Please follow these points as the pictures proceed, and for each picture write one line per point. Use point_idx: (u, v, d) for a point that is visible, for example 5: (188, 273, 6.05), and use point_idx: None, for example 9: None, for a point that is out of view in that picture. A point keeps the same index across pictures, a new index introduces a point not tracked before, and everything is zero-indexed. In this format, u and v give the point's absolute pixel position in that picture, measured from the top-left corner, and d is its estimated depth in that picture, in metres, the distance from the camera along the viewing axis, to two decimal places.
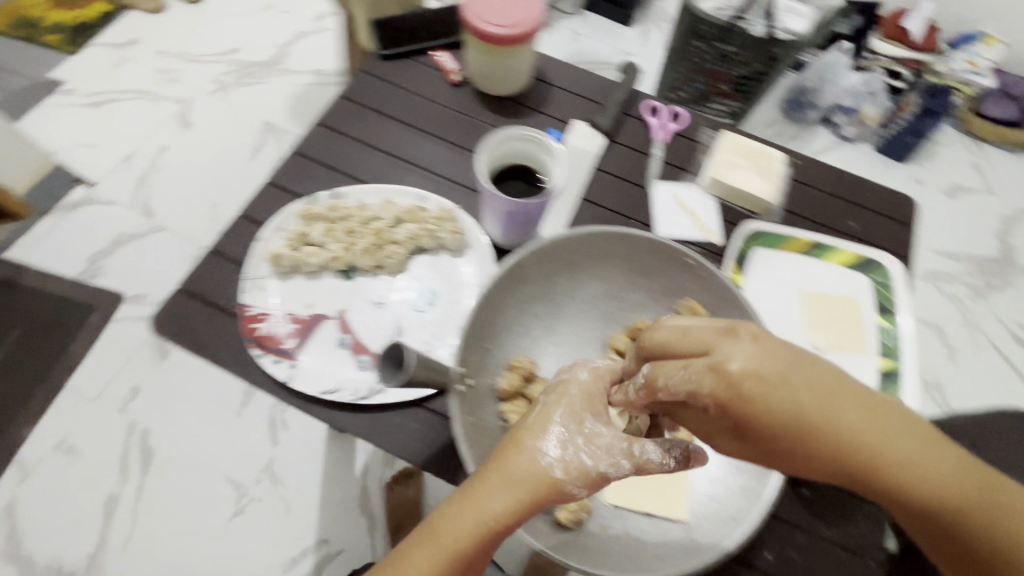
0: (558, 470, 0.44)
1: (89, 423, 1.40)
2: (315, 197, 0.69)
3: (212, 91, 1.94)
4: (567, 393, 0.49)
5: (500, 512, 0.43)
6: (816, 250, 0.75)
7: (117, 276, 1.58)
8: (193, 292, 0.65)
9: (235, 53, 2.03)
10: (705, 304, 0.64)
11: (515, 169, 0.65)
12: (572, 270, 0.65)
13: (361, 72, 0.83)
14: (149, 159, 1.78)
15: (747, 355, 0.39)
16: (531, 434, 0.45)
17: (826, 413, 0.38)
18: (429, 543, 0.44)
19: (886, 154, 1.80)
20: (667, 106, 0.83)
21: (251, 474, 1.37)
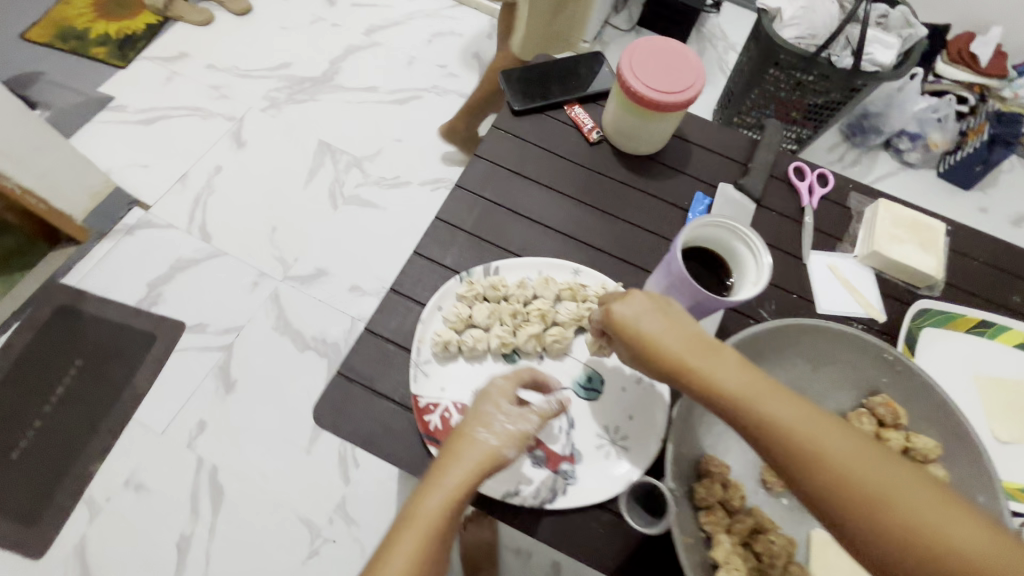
0: (485, 433, 0.52)
1: (158, 459, 1.28)
2: (471, 273, 0.66)
3: (266, 110, 1.75)
4: (488, 391, 0.55)
5: (458, 483, 0.48)
6: (987, 328, 0.71)
7: (178, 304, 1.44)
8: (352, 377, 0.62)
9: (286, 68, 1.83)
10: (897, 398, 0.61)
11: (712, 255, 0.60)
12: (757, 361, 0.61)
13: (497, 130, 0.80)
14: (204, 181, 1.61)
15: (642, 313, 0.50)
16: (480, 423, 0.52)
17: (687, 352, 0.48)
18: (404, 531, 0.46)
19: (949, 180, 1.73)
20: (812, 168, 0.80)
21: (324, 514, 1.27)
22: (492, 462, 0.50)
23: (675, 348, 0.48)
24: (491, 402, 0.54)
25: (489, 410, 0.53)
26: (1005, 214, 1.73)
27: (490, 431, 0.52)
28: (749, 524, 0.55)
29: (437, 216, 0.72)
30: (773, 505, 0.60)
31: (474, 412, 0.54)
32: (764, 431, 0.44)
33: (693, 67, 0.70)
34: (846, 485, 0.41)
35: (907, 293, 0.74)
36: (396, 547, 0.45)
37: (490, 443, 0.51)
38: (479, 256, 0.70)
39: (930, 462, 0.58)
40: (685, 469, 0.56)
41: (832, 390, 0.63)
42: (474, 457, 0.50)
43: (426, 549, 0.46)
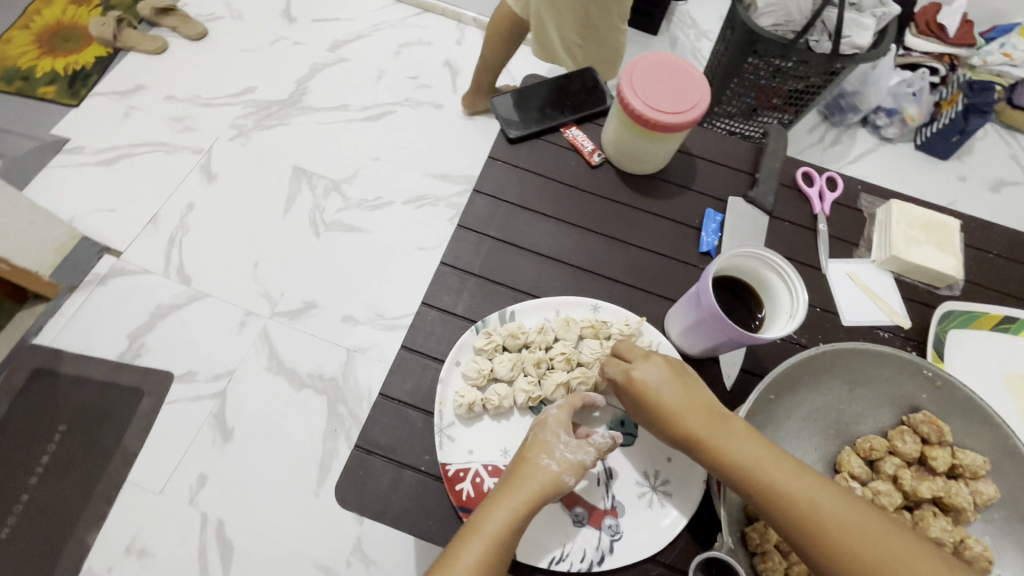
0: (547, 459, 0.52)
1: (159, 521, 1.19)
2: (486, 322, 0.62)
3: (233, 138, 1.67)
4: (546, 418, 0.55)
5: (520, 503, 0.50)
6: (1011, 324, 0.70)
7: (164, 352, 1.35)
8: (375, 450, 0.58)
9: (251, 92, 1.74)
10: (940, 413, 0.59)
11: (738, 284, 0.59)
12: (793, 389, 0.59)
13: (494, 161, 0.76)
14: (177, 219, 1.52)
15: (659, 380, 0.53)
16: (542, 448, 0.53)
17: (701, 420, 0.51)
18: (467, 541, 0.48)
19: (928, 151, 1.74)
20: (821, 172, 0.78)
21: (340, 557, 1.20)
22: (552, 487, 0.51)
23: (688, 417, 0.51)
24: (547, 425, 0.55)
25: (549, 435, 0.54)
26: (984, 180, 1.74)
27: (551, 457, 0.52)
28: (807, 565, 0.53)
29: (441, 260, 0.68)
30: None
31: (536, 436, 0.54)
32: (779, 503, 0.47)
33: (698, 84, 0.67)
34: (842, 552, 0.44)
35: (928, 295, 0.72)
36: (462, 550, 0.47)
37: (551, 468, 0.52)
38: (492, 301, 0.67)
39: (979, 478, 0.56)
40: (734, 515, 0.54)
41: (871, 409, 0.61)
42: (535, 481, 0.51)
43: (489, 561, 0.47)
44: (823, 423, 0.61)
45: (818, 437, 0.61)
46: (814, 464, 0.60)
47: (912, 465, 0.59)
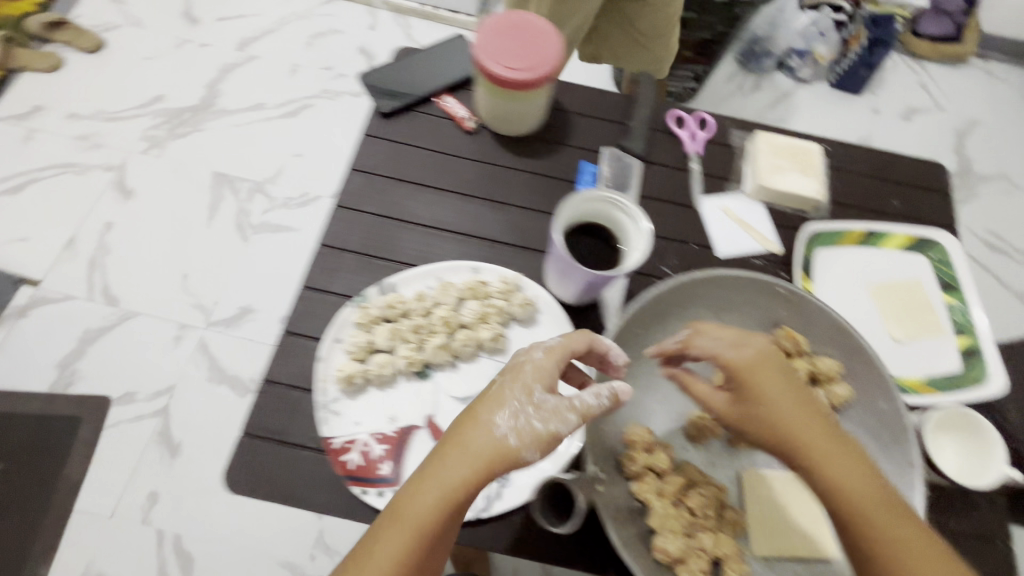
0: (513, 438, 0.45)
1: (113, 545, 1.18)
2: (364, 297, 0.63)
3: (146, 150, 1.61)
4: (520, 372, 0.48)
5: (460, 481, 0.44)
6: (873, 238, 0.74)
7: (98, 377, 1.31)
8: (263, 435, 0.58)
9: (160, 101, 1.68)
10: (800, 328, 0.62)
11: (593, 225, 0.60)
12: (662, 322, 0.62)
13: (369, 137, 0.75)
14: (96, 240, 1.47)
15: (765, 373, 0.49)
16: (505, 415, 0.46)
17: (814, 438, 0.47)
18: (395, 519, 0.44)
19: (843, 89, 1.78)
20: (692, 114, 0.80)
21: (304, 551, 1.21)
22: (508, 465, 0.45)
23: (809, 429, 0.47)
24: (524, 393, 0.47)
25: (523, 399, 0.47)
26: (897, 110, 1.80)
27: (518, 432, 0.46)
28: (676, 482, 0.56)
29: (320, 242, 0.69)
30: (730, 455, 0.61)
31: (497, 393, 0.47)
32: (874, 533, 0.45)
33: (551, 38, 0.69)
34: None
35: (798, 220, 0.75)
36: (381, 540, 0.43)
37: (512, 447, 0.45)
38: (374, 276, 0.67)
39: (836, 381, 0.60)
40: (607, 445, 0.58)
41: None
42: (489, 450, 0.45)
43: (411, 549, 0.43)
44: None
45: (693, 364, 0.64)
46: None
47: None
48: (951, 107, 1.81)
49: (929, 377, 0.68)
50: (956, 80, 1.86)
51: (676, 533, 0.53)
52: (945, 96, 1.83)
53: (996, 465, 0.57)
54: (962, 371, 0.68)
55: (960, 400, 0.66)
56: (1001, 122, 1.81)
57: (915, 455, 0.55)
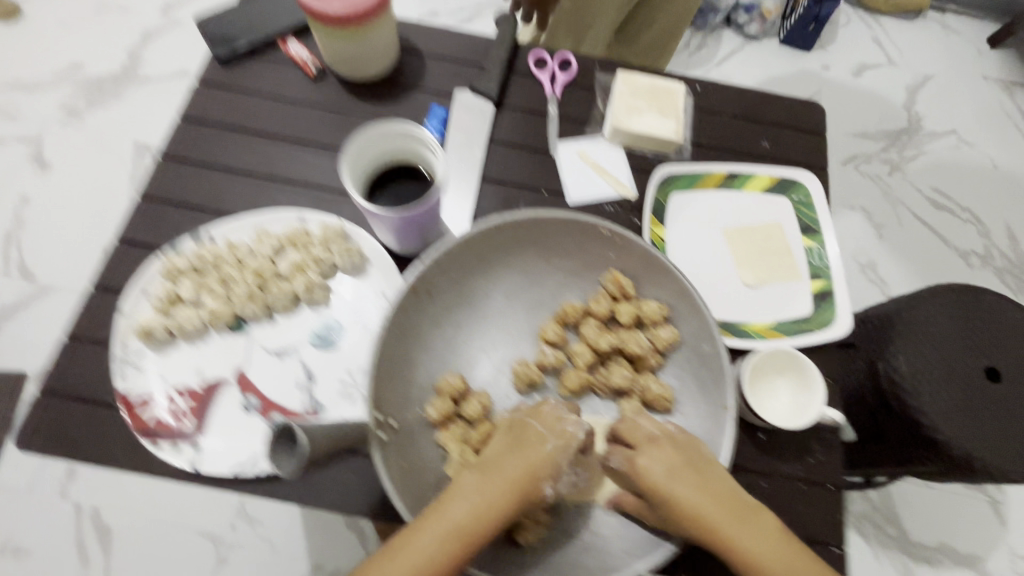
0: (549, 488, 0.46)
1: (32, 519, 1.10)
2: (175, 248, 0.60)
3: (64, 119, 1.45)
4: (566, 430, 0.49)
5: (500, 501, 0.43)
6: (733, 180, 0.71)
7: (12, 353, 1.24)
8: (60, 391, 0.56)
9: (78, 68, 1.50)
10: (629, 271, 0.59)
11: (398, 167, 0.57)
12: (485, 268, 0.59)
13: (201, 84, 0.71)
14: (11, 216, 1.34)
15: (662, 472, 0.46)
16: (552, 474, 0.46)
17: (729, 528, 0.44)
18: (428, 521, 0.42)
19: (795, 45, 1.57)
20: (551, 54, 0.76)
21: (224, 521, 1.12)
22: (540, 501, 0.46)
23: (719, 517, 0.44)
24: (564, 444, 0.48)
25: (568, 455, 0.48)
26: (847, 67, 1.57)
27: (554, 485, 0.47)
28: (485, 430, 0.54)
29: (142, 194, 0.65)
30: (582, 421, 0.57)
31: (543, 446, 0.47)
32: None
33: None
34: None
35: (656, 163, 0.72)
36: (417, 543, 0.41)
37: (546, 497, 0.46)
38: (195, 228, 0.64)
39: (661, 324, 0.58)
40: (416, 396, 0.55)
41: (572, 279, 0.62)
42: (532, 473, 0.45)
43: (440, 559, 0.40)
44: (526, 299, 0.61)
45: (523, 312, 0.61)
46: (521, 339, 0.61)
47: (607, 324, 0.60)
48: (905, 63, 1.57)
49: (777, 321, 0.65)
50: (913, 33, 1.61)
51: None
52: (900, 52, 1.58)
53: (817, 394, 0.56)
54: (811, 314, 0.66)
55: (804, 343, 0.63)
56: (959, 77, 1.55)
57: (730, 397, 0.52)
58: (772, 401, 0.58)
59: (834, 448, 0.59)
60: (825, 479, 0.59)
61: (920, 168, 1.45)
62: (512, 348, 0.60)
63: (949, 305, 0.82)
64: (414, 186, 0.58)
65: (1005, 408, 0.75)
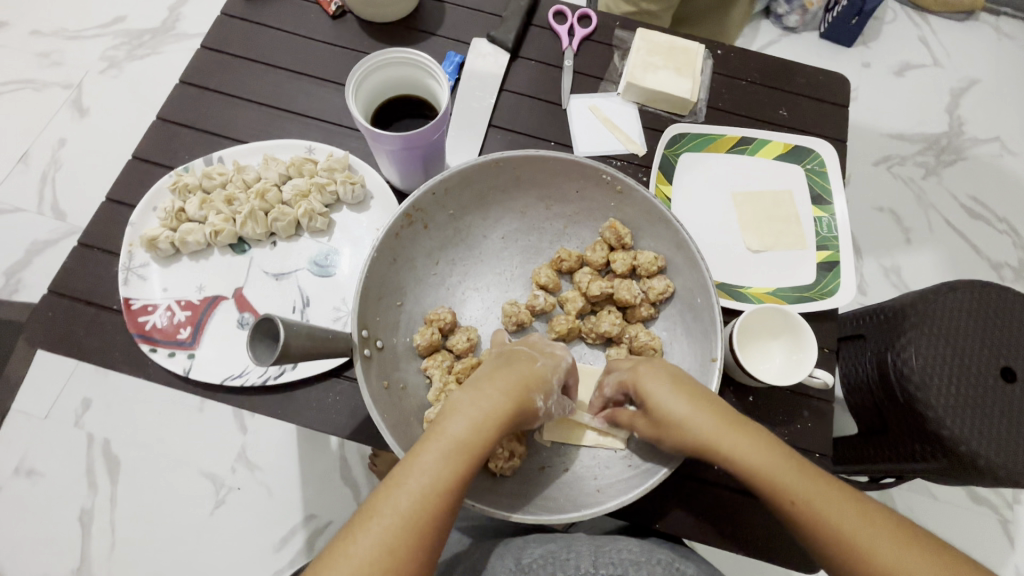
0: (542, 400, 0.47)
1: (46, 442, 1.12)
2: (186, 167, 0.62)
3: (103, 70, 1.48)
4: (548, 352, 0.51)
5: (493, 412, 0.43)
6: (746, 145, 0.70)
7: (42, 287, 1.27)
8: (70, 293, 0.58)
9: (122, 22, 1.53)
10: (628, 221, 0.59)
11: (402, 100, 0.58)
12: (484, 206, 0.59)
13: (226, 17, 0.73)
14: (48, 156, 1.38)
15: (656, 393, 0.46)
16: (542, 385, 0.47)
17: (735, 442, 0.43)
18: (428, 441, 0.41)
19: (834, 40, 1.49)
20: (572, 7, 0.75)
21: (226, 463, 1.13)
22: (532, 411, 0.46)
23: (724, 434, 0.44)
24: (554, 364, 0.49)
25: (556, 371, 0.49)
26: (888, 65, 1.49)
27: (546, 400, 0.47)
28: (469, 363, 0.55)
29: (160, 115, 0.67)
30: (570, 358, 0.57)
31: (531, 363, 0.48)
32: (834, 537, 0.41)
33: None
34: None
35: (669, 123, 0.71)
36: (413, 460, 0.40)
37: (540, 410, 0.46)
38: (207, 152, 0.66)
39: (656, 275, 0.58)
40: (405, 325, 0.56)
41: (570, 226, 0.62)
42: (526, 383, 0.45)
43: (448, 471, 0.40)
44: (522, 243, 0.62)
45: (518, 256, 0.62)
46: (514, 283, 0.61)
47: (601, 273, 0.60)
48: (950, 64, 1.49)
49: (778, 287, 0.64)
50: (963, 35, 1.52)
51: None
52: (946, 52, 1.50)
53: (810, 352, 0.54)
54: (814, 283, 0.64)
55: (802, 310, 0.62)
56: (1003, 86, 1.47)
57: (717, 349, 0.52)
58: (764, 363, 0.57)
59: (823, 415, 0.58)
60: (812, 446, 0.57)
61: (957, 175, 1.39)
62: (504, 291, 0.61)
63: (968, 298, 0.75)
64: (417, 121, 0.58)
65: (1016, 406, 0.70)
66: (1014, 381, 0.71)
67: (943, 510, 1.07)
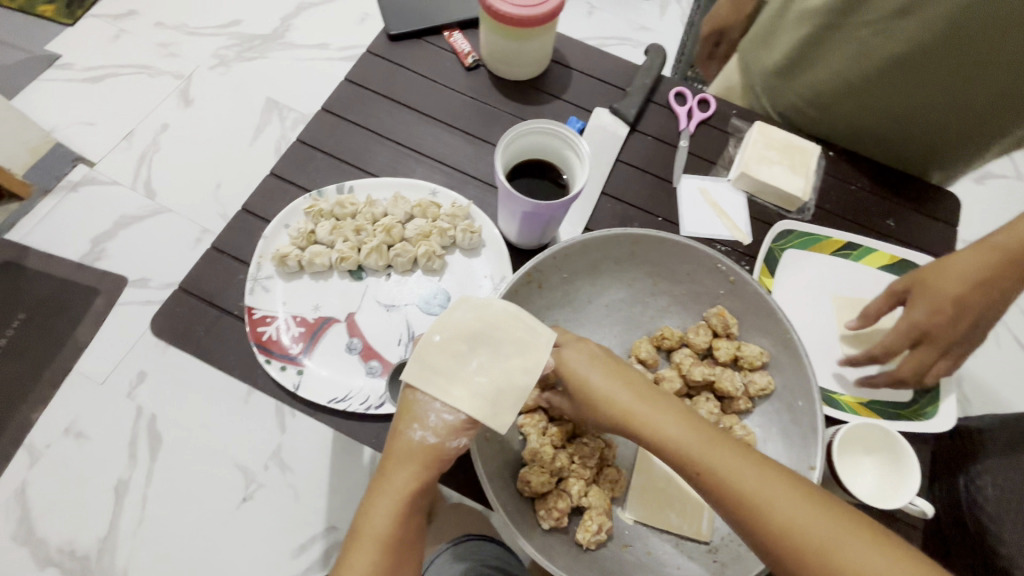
0: (421, 433, 0.47)
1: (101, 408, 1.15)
2: (321, 192, 0.66)
3: (213, 67, 1.56)
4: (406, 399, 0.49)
5: (407, 487, 0.47)
6: (851, 250, 0.70)
7: (123, 258, 1.27)
8: (197, 294, 0.62)
9: (237, 25, 1.64)
10: (734, 311, 0.60)
11: (534, 163, 0.61)
12: (594, 274, 0.61)
13: (370, 55, 0.78)
14: (150, 137, 1.43)
15: (585, 365, 0.51)
16: (414, 419, 0.48)
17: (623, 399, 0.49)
18: (356, 547, 0.45)
19: None
20: (693, 91, 0.78)
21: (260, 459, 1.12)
22: (434, 461, 0.47)
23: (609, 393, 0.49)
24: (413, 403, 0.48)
25: (426, 395, 0.48)
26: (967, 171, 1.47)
27: (426, 432, 0.47)
28: (563, 427, 0.55)
29: (300, 138, 0.72)
30: (459, 320, 0.49)
31: (405, 406, 0.49)
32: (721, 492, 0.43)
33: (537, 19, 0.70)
34: (781, 531, 0.40)
35: (776, 217, 0.72)
36: (352, 560, 0.45)
37: (427, 441, 0.47)
38: (338, 178, 0.70)
39: (758, 370, 0.58)
40: None
41: (674, 305, 0.63)
42: (412, 450, 0.47)
43: (384, 562, 0.45)
44: (625, 313, 0.63)
45: (619, 326, 0.63)
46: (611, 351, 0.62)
47: (701, 358, 0.60)
48: None
49: (872, 399, 0.64)
50: None
51: (543, 469, 0.52)
52: None
53: (911, 480, 0.53)
54: (911, 402, 0.63)
55: (897, 428, 0.61)
56: None
57: (817, 459, 0.52)
58: (856, 478, 0.56)
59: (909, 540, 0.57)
60: None
61: None
62: None
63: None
64: (548, 184, 0.61)
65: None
66: None
67: None
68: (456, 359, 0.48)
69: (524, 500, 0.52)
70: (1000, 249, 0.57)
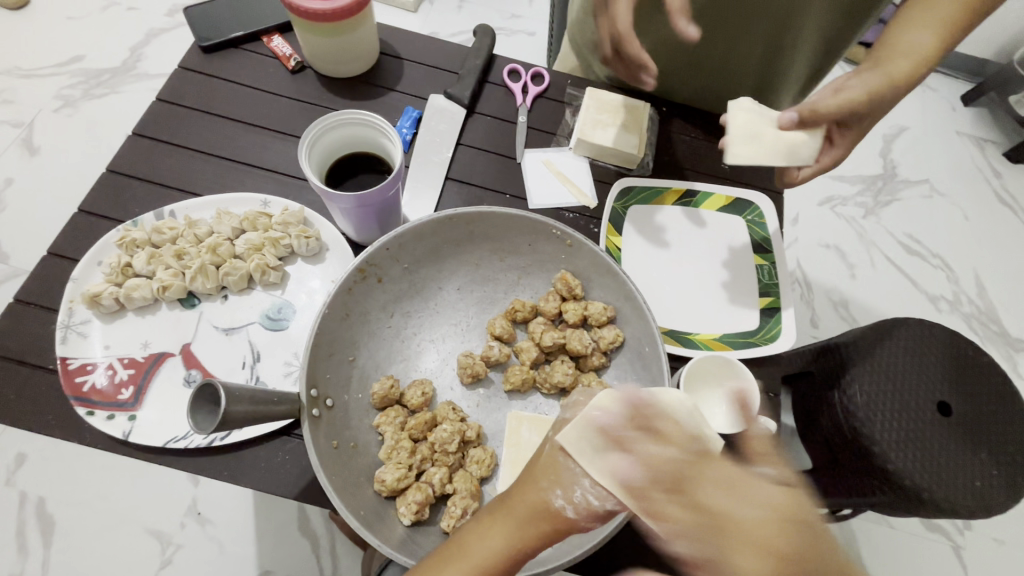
0: (563, 501, 0.42)
1: None
2: (134, 221, 0.61)
3: (56, 110, 1.30)
4: (558, 458, 0.43)
5: (529, 534, 0.41)
6: (691, 198, 0.73)
7: None
8: (4, 355, 0.56)
9: (79, 61, 1.39)
10: (577, 272, 0.61)
11: (357, 157, 0.60)
12: (437, 260, 0.60)
13: (182, 70, 0.73)
14: None
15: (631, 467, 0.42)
16: (555, 478, 0.42)
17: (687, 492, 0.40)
18: (452, 561, 0.41)
19: None
20: (526, 67, 0.79)
21: None
22: (562, 531, 0.42)
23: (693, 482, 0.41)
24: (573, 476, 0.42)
25: (579, 465, 0.42)
26: None
27: (572, 502, 0.42)
28: (423, 418, 0.55)
29: (109, 167, 0.66)
30: (620, 391, 0.46)
31: (550, 458, 0.43)
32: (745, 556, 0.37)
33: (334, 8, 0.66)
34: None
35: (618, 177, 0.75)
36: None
37: (566, 512, 0.41)
38: (157, 203, 0.65)
39: (606, 324, 0.60)
40: (355, 379, 0.55)
41: (524, 278, 0.63)
42: (548, 509, 0.42)
43: None
44: (476, 295, 0.62)
45: (473, 309, 0.62)
46: (467, 333, 0.61)
47: (554, 322, 0.61)
48: None
49: (724, 334, 0.67)
50: None
51: (400, 465, 0.51)
52: None
53: (753, 404, 0.57)
54: (758, 330, 0.67)
55: (747, 356, 0.65)
56: (932, 129, 1.49)
57: None
58: (713, 409, 0.59)
59: None
60: None
61: (894, 216, 1.38)
62: (458, 342, 0.61)
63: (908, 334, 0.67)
64: (376, 176, 0.60)
65: (961, 448, 0.60)
66: (954, 420, 0.62)
67: (908, 540, 1.00)
68: (609, 421, 0.44)
69: (385, 501, 0.51)
70: (904, 70, 0.58)
